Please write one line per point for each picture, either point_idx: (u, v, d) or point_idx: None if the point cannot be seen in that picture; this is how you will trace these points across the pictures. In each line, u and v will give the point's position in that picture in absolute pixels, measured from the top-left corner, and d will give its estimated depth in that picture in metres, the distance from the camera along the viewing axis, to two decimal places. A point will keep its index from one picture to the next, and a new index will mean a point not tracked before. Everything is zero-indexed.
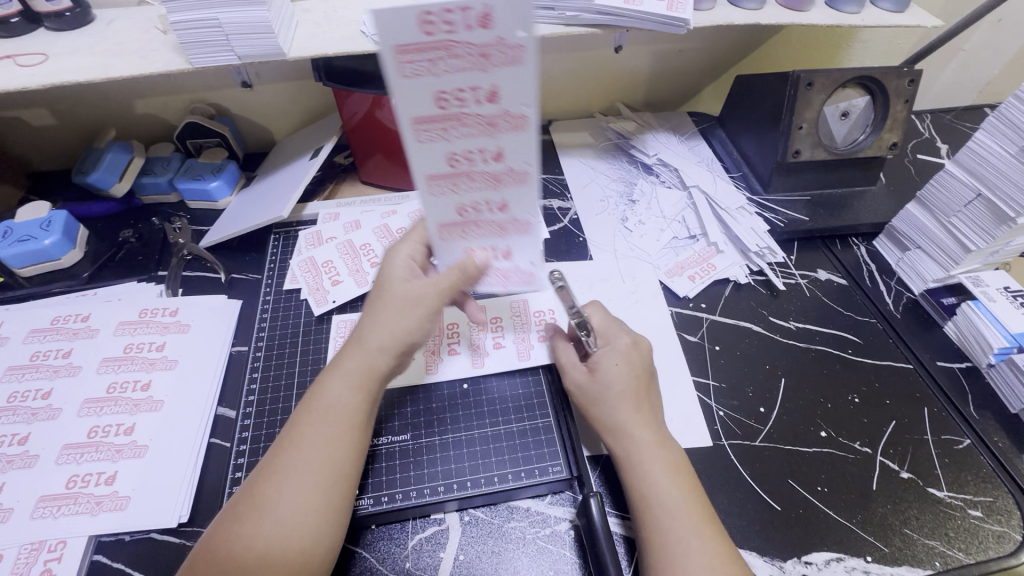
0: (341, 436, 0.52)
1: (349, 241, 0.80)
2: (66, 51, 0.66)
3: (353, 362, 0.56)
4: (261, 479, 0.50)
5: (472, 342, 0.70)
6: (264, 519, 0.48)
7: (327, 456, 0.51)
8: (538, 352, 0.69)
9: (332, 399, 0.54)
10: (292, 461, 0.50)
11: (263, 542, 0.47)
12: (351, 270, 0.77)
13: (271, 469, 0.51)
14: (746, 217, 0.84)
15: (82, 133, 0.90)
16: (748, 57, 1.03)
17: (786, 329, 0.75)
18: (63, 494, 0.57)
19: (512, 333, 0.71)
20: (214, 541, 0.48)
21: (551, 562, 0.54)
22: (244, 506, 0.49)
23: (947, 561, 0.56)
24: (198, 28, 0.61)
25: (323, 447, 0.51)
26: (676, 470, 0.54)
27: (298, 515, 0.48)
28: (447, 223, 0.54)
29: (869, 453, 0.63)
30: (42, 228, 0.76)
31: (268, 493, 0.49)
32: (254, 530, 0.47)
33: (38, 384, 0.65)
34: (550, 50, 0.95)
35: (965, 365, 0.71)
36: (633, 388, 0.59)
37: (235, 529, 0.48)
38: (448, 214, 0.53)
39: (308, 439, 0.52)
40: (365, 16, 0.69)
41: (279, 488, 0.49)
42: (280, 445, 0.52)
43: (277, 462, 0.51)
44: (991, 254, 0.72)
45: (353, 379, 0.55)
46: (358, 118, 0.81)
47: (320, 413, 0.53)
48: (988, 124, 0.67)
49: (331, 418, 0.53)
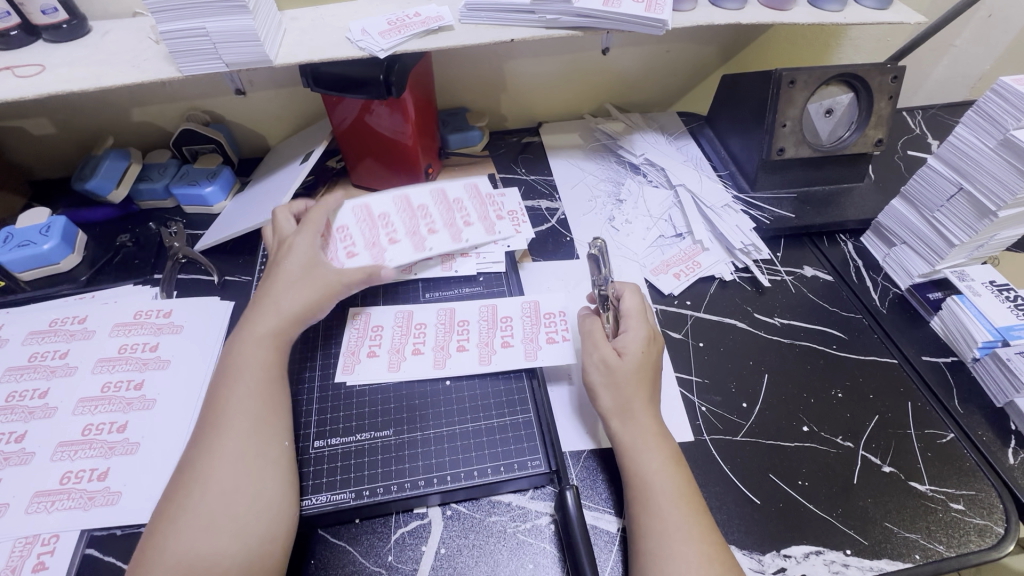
0: (266, 392, 0.58)
1: (368, 208, 0.78)
2: (62, 62, 0.68)
3: (260, 329, 0.62)
4: (199, 446, 0.54)
5: (481, 340, 0.70)
6: (206, 478, 0.51)
7: (255, 410, 0.56)
8: (553, 352, 0.68)
9: (250, 359, 0.59)
10: (220, 423, 0.54)
11: (208, 494, 0.51)
12: (369, 242, 0.75)
13: (203, 436, 0.54)
14: (732, 215, 0.85)
15: (82, 141, 0.92)
16: (736, 57, 1.04)
17: (771, 325, 0.76)
18: (57, 490, 0.58)
19: (521, 332, 0.71)
20: (163, 505, 0.51)
21: (531, 555, 0.55)
22: (181, 478, 0.52)
23: (927, 554, 0.56)
24: (187, 37, 0.63)
25: (252, 406, 0.56)
26: (671, 459, 0.55)
27: (235, 465, 0.52)
28: (362, 211, 0.78)
29: (851, 448, 0.64)
30: (42, 233, 0.78)
31: (205, 455, 0.53)
32: (197, 489, 0.51)
33: (36, 384, 0.67)
34: (537, 53, 0.96)
35: (951, 360, 0.71)
36: (645, 379, 0.60)
37: (179, 496, 0.51)
38: (370, 210, 0.78)
39: (229, 398, 0.56)
40: (351, 23, 0.71)
41: (212, 448, 0.53)
42: (208, 411, 0.56)
43: (210, 427, 0.55)
44: (977, 248, 0.72)
45: (264, 344, 0.61)
46: (349, 122, 0.83)
47: (243, 373, 0.58)
48: (968, 118, 0.67)
49: (256, 378, 0.58)
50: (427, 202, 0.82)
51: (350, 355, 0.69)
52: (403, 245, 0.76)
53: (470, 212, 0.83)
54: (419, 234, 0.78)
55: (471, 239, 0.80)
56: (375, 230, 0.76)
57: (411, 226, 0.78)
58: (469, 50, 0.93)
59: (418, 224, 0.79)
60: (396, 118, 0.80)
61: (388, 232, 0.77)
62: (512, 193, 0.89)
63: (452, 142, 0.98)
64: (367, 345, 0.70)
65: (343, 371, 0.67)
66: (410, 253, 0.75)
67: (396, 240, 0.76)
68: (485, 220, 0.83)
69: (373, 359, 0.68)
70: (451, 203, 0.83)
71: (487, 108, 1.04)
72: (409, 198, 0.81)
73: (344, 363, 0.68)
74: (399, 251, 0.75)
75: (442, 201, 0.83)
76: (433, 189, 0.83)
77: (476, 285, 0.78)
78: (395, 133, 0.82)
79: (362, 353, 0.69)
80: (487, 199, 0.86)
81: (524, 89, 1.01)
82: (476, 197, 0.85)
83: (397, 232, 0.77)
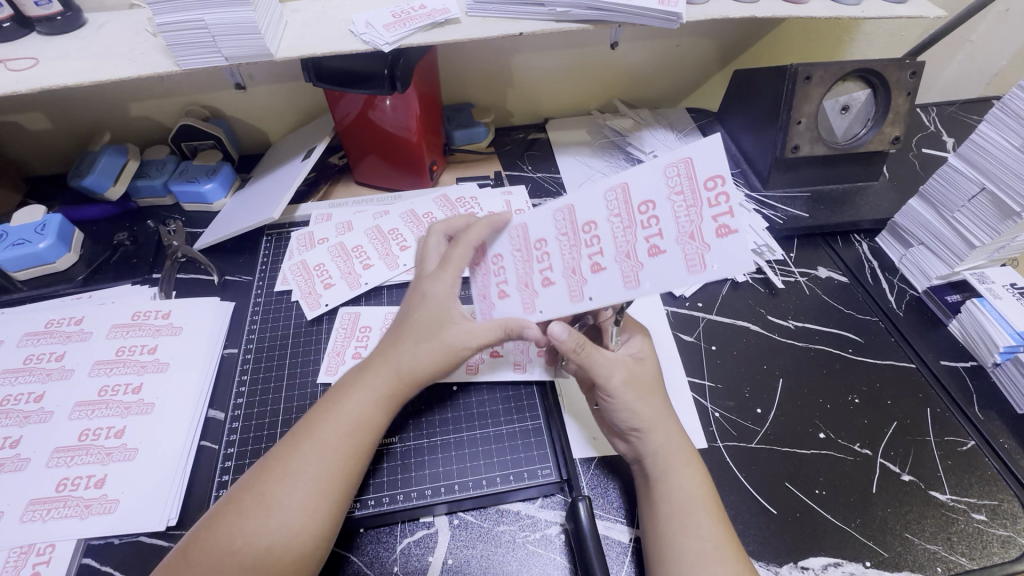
0: (360, 452, 0.52)
1: (342, 244, 0.80)
2: (56, 55, 0.66)
3: (381, 375, 0.55)
4: (271, 479, 0.49)
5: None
6: (274, 518, 0.47)
7: (341, 467, 0.51)
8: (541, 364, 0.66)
9: (351, 408, 0.54)
10: (306, 465, 0.50)
11: (262, 535, 0.47)
12: (520, 281, 0.59)
13: (283, 466, 0.50)
14: (744, 214, 0.83)
15: (78, 136, 0.90)
16: (748, 52, 1.01)
17: (785, 328, 0.74)
18: (53, 497, 0.57)
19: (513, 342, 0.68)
20: (216, 514, 0.48)
21: (541, 565, 0.54)
22: (249, 503, 0.48)
23: (949, 566, 0.54)
24: (184, 29, 0.61)
25: (339, 457, 0.51)
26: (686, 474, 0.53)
27: (309, 517, 0.48)
28: (338, 246, 0.79)
29: (869, 455, 0.62)
30: (38, 231, 0.77)
31: (279, 494, 0.48)
32: (257, 528, 0.47)
33: (31, 387, 0.65)
34: (545, 47, 0.93)
35: (970, 364, 0.69)
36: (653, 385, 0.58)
37: (239, 523, 0.47)
38: (346, 243, 0.80)
39: (322, 443, 0.51)
40: (354, 15, 0.69)
41: (290, 490, 0.49)
42: (296, 438, 0.52)
43: (289, 464, 0.50)
44: (997, 250, 0.70)
45: (380, 395, 0.55)
46: (352, 118, 0.81)
47: (337, 423, 0.53)
48: (991, 115, 0.64)
49: (350, 430, 0.53)
50: (399, 223, 0.82)
51: (335, 355, 0.68)
52: (557, 289, 0.56)
53: (663, 217, 0.50)
54: (593, 260, 0.54)
55: (652, 275, 0.50)
56: (348, 262, 0.77)
57: (569, 262, 0.56)
58: (474, 44, 0.90)
59: (389, 245, 0.79)
60: (399, 113, 0.77)
61: (360, 262, 0.78)
62: (725, 173, 0.47)
63: (457, 138, 0.96)
64: (353, 346, 0.69)
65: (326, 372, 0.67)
66: (557, 302, 0.56)
67: (551, 282, 0.57)
68: (682, 231, 0.49)
69: (358, 359, 0.68)
70: (454, 203, 0.85)
71: (492, 103, 1.01)
72: (381, 227, 0.82)
73: (330, 363, 0.68)
74: (553, 299, 0.56)
75: (621, 205, 0.53)
76: (607, 186, 0.54)
77: None
78: (399, 129, 0.80)
79: (347, 353, 0.68)
80: (695, 188, 0.48)
81: (530, 84, 0.99)
82: (445, 204, 0.84)
83: (551, 271, 0.57)
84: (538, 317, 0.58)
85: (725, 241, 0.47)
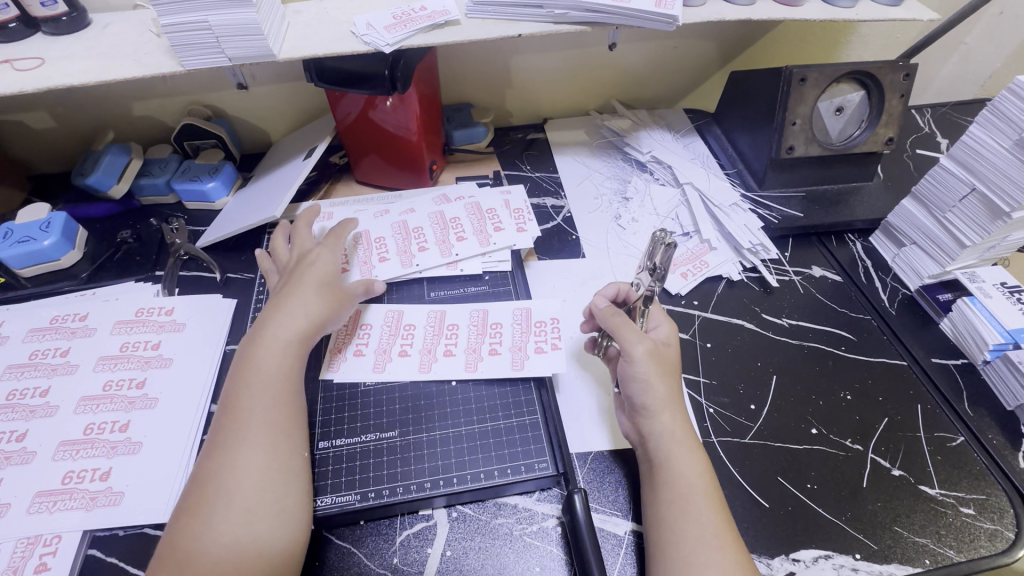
0: (281, 402, 0.55)
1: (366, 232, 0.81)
2: (62, 55, 0.67)
3: (275, 335, 0.59)
4: (216, 456, 0.51)
5: (465, 346, 0.69)
6: (221, 489, 0.49)
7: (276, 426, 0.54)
8: (541, 360, 0.67)
9: (264, 368, 0.57)
10: (235, 434, 0.52)
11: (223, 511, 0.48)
12: (362, 261, 0.78)
13: (214, 446, 0.52)
14: (740, 214, 0.84)
15: (82, 135, 0.91)
16: (744, 53, 1.02)
17: (779, 326, 0.75)
18: (58, 490, 0.58)
19: (509, 340, 0.69)
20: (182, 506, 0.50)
21: (537, 557, 0.55)
22: (204, 486, 0.50)
23: (937, 559, 0.55)
24: (189, 30, 0.62)
25: (263, 413, 0.54)
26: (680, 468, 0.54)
27: (254, 474, 0.50)
28: (364, 235, 0.81)
29: (860, 450, 0.63)
30: (42, 229, 0.78)
31: (218, 466, 0.51)
32: (212, 507, 0.49)
33: (37, 382, 0.66)
34: (543, 48, 0.94)
35: (961, 362, 0.70)
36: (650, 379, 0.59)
37: (195, 511, 0.49)
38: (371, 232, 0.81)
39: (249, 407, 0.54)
40: (355, 17, 0.70)
41: (225, 459, 0.51)
42: (223, 416, 0.54)
43: (225, 437, 0.52)
44: (988, 250, 0.71)
45: (279, 349, 0.58)
46: (353, 118, 0.82)
47: (249, 384, 0.56)
48: (983, 117, 0.65)
49: (265, 384, 0.56)
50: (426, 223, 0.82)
51: (378, 352, 0.68)
52: (498, 360, 0.67)
53: (464, 224, 0.82)
54: (383, 253, 0.79)
55: (461, 250, 0.79)
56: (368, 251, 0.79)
57: (517, 339, 0.69)
58: (473, 45, 0.92)
59: (410, 243, 0.80)
60: (400, 113, 0.79)
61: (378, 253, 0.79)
62: (509, 188, 0.88)
63: (456, 138, 0.97)
64: (355, 345, 0.69)
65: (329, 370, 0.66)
66: (499, 367, 0.66)
67: (387, 258, 0.78)
68: (478, 232, 0.81)
69: (401, 358, 0.68)
70: (485, 213, 0.84)
71: (491, 104, 1.02)
72: (407, 223, 0.83)
73: (331, 362, 0.67)
74: (493, 365, 0.67)
75: (439, 217, 0.83)
76: (433, 198, 0.87)
77: (481, 284, 0.77)
78: (400, 129, 0.81)
79: (357, 352, 0.68)
80: (482, 211, 0.84)
81: (529, 84, 1.00)
82: (475, 213, 0.84)
83: (500, 344, 0.69)
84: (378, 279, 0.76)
85: (499, 234, 0.81)
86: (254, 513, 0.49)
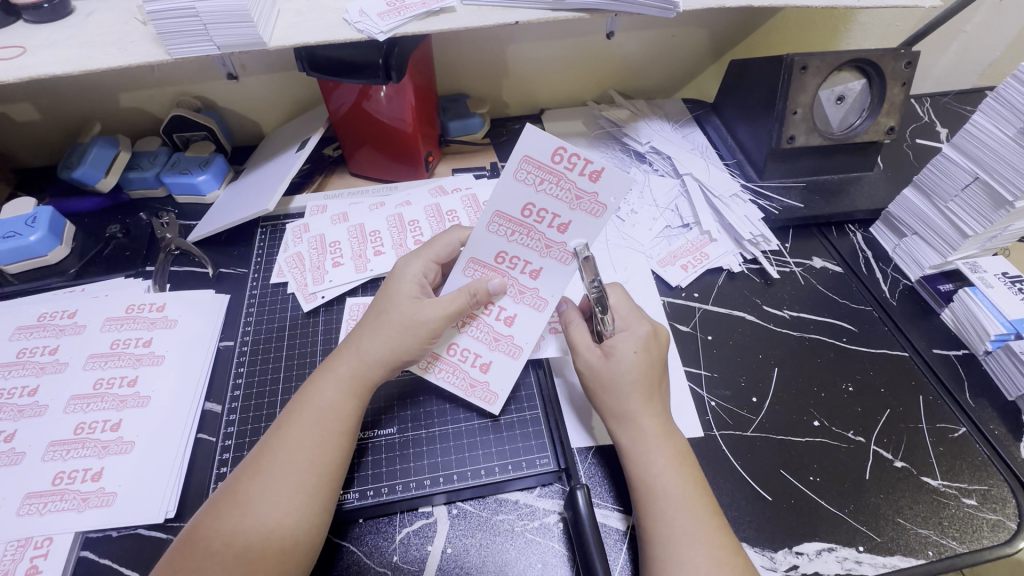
0: (328, 441, 0.52)
1: (362, 226, 0.80)
2: (44, 43, 0.64)
3: (346, 366, 0.56)
4: (247, 477, 0.50)
5: (539, 250, 0.59)
6: (247, 517, 0.47)
7: (316, 462, 0.51)
8: (606, 184, 0.54)
9: (322, 403, 0.54)
10: (279, 462, 0.50)
11: (246, 534, 0.47)
12: (355, 254, 0.77)
13: (256, 465, 0.51)
14: (740, 205, 0.83)
15: (68, 127, 0.89)
16: (744, 41, 1.01)
17: (780, 318, 0.74)
18: (49, 491, 0.57)
19: (561, 203, 0.56)
20: (204, 517, 0.48)
21: (539, 554, 0.54)
22: (229, 502, 0.49)
23: (940, 550, 0.55)
24: (176, 18, 0.60)
25: (309, 450, 0.51)
26: (684, 462, 0.54)
27: (280, 514, 0.48)
28: (360, 229, 0.80)
29: (862, 442, 0.63)
30: (27, 224, 0.76)
31: (252, 490, 0.49)
32: (232, 528, 0.47)
33: (25, 381, 0.64)
34: (538, 35, 0.92)
35: (962, 353, 0.70)
36: (647, 380, 0.57)
37: (216, 524, 0.47)
38: (369, 227, 0.80)
39: (296, 439, 0.52)
40: (348, 4, 0.68)
41: (262, 487, 0.49)
42: (269, 439, 0.52)
43: (263, 461, 0.51)
44: (989, 239, 0.71)
45: (345, 385, 0.55)
46: (347, 108, 0.80)
47: (308, 416, 0.53)
48: (986, 105, 0.65)
49: (320, 421, 0.53)
50: (422, 215, 0.81)
51: (494, 347, 0.63)
52: (578, 222, 0.56)
53: (459, 216, 0.81)
54: (377, 248, 0.78)
55: None
56: (363, 245, 0.78)
57: (569, 193, 0.55)
58: (469, 33, 0.90)
59: (405, 236, 0.79)
60: (395, 104, 0.77)
61: (373, 245, 0.78)
62: None
63: (452, 129, 0.95)
64: (468, 370, 0.63)
65: (486, 404, 0.62)
66: (591, 228, 0.56)
67: (381, 252, 0.77)
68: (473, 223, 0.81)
69: (492, 369, 0.62)
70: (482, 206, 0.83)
71: (487, 94, 1.01)
72: (402, 216, 0.81)
73: (479, 397, 0.62)
74: (581, 232, 0.57)
75: (434, 211, 0.82)
76: (429, 188, 0.85)
77: None
78: (395, 120, 0.80)
79: (479, 375, 0.62)
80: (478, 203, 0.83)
81: (524, 74, 0.98)
82: (471, 205, 0.83)
83: (560, 215, 0.56)
84: (369, 273, 0.75)
85: None
86: (272, 545, 0.47)
